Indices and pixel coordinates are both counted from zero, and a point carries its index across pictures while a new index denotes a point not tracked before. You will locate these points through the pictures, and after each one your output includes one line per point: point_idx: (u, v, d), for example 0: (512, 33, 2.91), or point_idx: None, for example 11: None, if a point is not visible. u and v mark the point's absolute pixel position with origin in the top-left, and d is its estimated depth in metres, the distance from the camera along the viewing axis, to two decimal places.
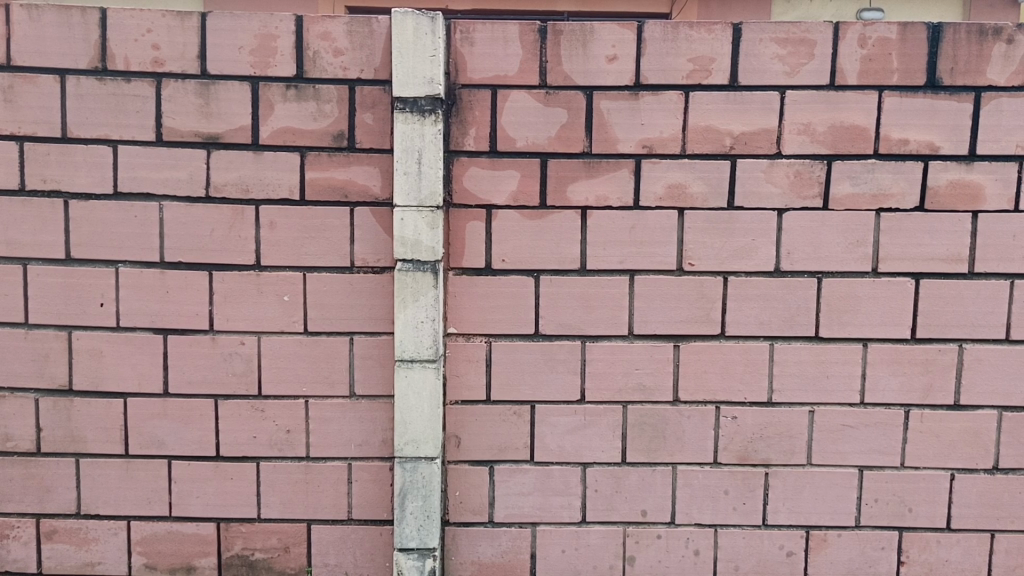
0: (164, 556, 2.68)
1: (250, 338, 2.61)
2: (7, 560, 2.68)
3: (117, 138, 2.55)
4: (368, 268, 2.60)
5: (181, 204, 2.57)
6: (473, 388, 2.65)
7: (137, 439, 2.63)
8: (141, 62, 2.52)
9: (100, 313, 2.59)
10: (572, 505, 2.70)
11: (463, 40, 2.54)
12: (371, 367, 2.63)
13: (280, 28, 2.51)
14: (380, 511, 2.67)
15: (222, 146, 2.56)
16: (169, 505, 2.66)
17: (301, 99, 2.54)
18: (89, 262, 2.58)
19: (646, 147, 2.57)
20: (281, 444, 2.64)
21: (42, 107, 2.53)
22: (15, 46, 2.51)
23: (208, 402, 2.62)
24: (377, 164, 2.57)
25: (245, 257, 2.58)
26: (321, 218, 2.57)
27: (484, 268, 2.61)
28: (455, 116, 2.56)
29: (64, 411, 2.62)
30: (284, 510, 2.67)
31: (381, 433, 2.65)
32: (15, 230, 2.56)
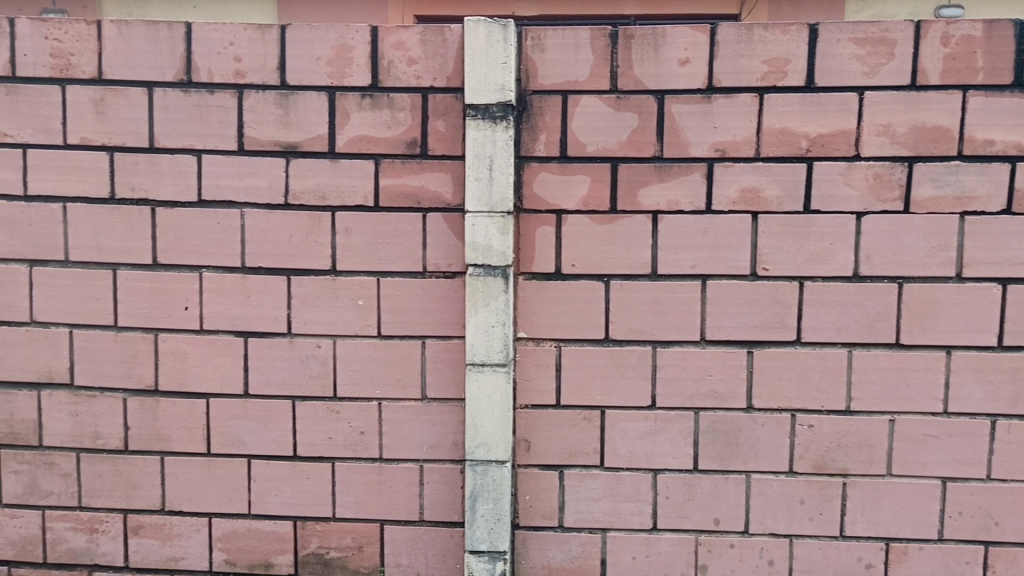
0: (244, 553, 2.75)
1: (326, 341, 2.67)
2: (96, 553, 2.78)
3: (201, 147, 2.64)
4: (440, 273, 2.64)
5: (261, 211, 2.65)
6: (543, 393, 2.66)
7: (219, 438, 2.72)
8: (224, 74, 2.62)
9: (185, 316, 2.69)
10: (643, 512, 2.67)
11: (534, 47, 2.55)
12: (442, 370, 2.66)
13: (356, 39, 2.58)
14: (451, 513, 2.70)
15: (300, 154, 2.63)
16: (248, 503, 2.74)
17: (376, 107, 2.60)
18: (175, 268, 2.68)
19: (719, 150, 2.54)
20: (356, 445, 2.69)
21: (131, 119, 2.64)
22: (106, 60, 2.63)
23: (285, 403, 2.69)
24: (449, 171, 2.60)
25: (321, 262, 2.65)
26: (395, 224, 2.62)
27: (554, 273, 2.62)
28: (525, 122, 2.58)
29: (151, 410, 2.72)
30: (358, 510, 2.72)
31: (453, 436, 2.68)
32: (107, 237, 2.68)
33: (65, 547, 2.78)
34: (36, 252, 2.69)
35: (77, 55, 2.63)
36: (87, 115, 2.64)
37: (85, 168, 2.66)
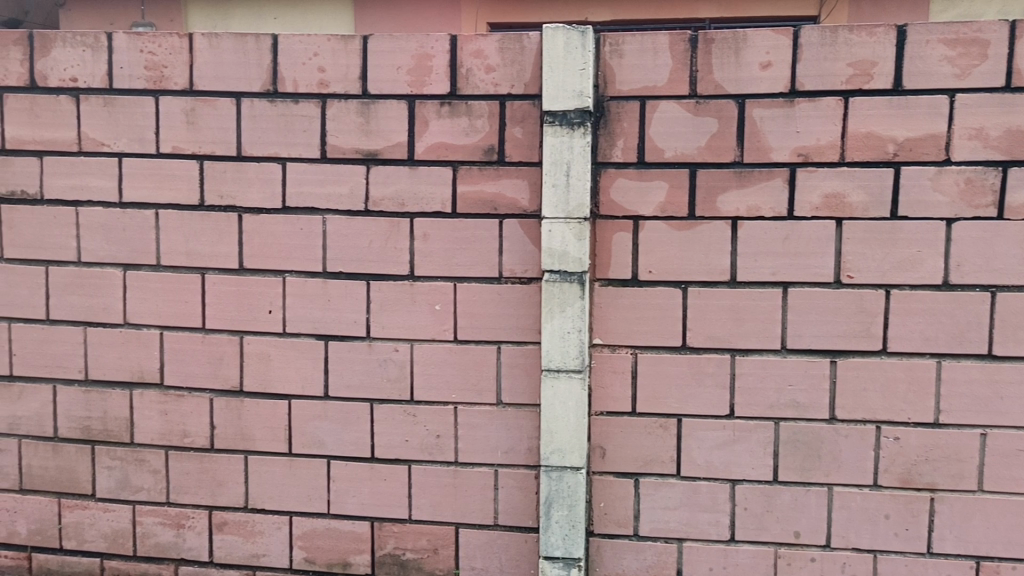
0: (323, 552, 2.81)
1: (404, 344, 2.71)
2: (183, 547, 2.87)
3: (286, 155, 2.72)
4: (516, 279, 2.65)
5: (342, 217, 2.71)
6: (619, 400, 2.64)
7: (300, 438, 2.79)
8: (308, 84, 2.69)
9: (268, 319, 2.77)
10: (720, 523, 2.63)
11: (612, 53, 2.56)
12: (518, 375, 2.67)
13: (436, 48, 2.62)
14: (526, 518, 2.71)
15: (380, 161, 2.68)
16: (327, 503, 2.79)
17: (454, 115, 2.63)
18: (260, 272, 2.76)
19: (802, 155, 2.49)
20: (432, 448, 2.72)
21: (220, 128, 2.73)
22: (197, 72, 2.73)
23: (364, 406, 2.75)
24: (525, 177, 2.62)
25: (399, 267, 2.70)
26: (472, 230, 2.65)
27: (630, 280, 2.61)
28: (603, 128, 2.58)
29: (235, 410, 2.80)
30: (433, 512, 2.74)
31: (528, 441, 2.69)
32: (196, 243, 2.78)
33: (154, 541, 2.88)
34: (131, 257, 2.81)
35: (169, 67, 2.74)
36: (179, 125, 2.74)
37: (176, 176, 2.76)
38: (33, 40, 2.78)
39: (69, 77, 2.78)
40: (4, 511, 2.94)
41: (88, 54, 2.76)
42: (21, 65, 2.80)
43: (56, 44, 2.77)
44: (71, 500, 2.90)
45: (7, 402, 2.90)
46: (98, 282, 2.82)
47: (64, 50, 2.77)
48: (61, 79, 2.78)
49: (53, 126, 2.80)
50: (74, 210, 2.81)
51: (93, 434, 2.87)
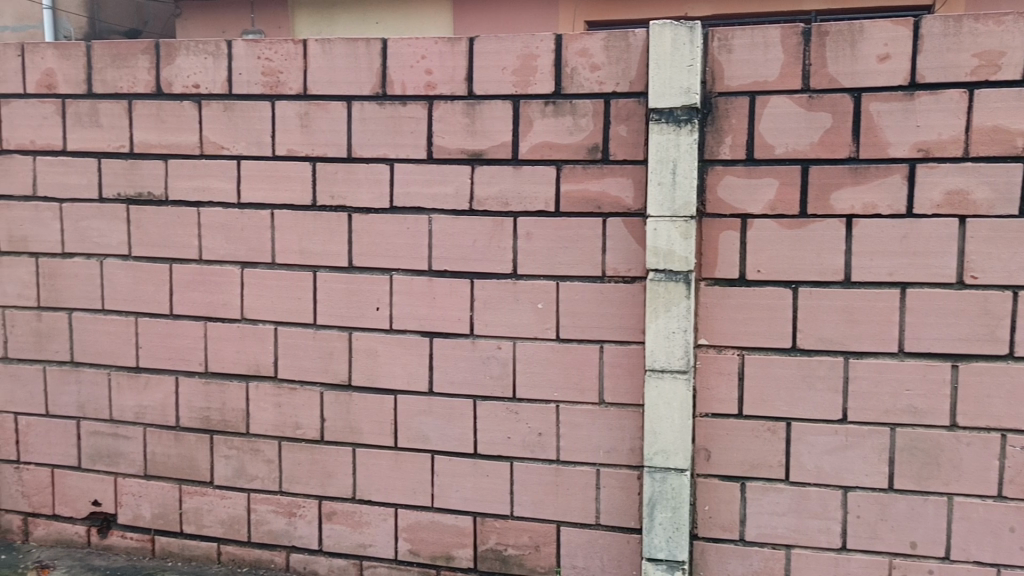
0: (427, 544, 2.86)
1: (507, 342, 2.74)
2: (294, 535, 2.97)
3: (394, 156, 2.78)
4: (619, 278, 2.64)
5: (447, 216, 2.75)
6: (725, 402, 2.60)
7: (405, 433, 2.85)
8: (415, 87, 2.74)
9: (376, 316, 2.84)
10: (831, 530, 2.55)
11: (721, 48, 2.51)
12: (620, 375, 2.66)
13: (541, 48, 2.63)
14: (628, 519, 2.69)
15: (485, 161, 2.72)
16: (431, 497, 2.85)
17: (559, 114, 2.63)
18: (368, 270, 2.84)
19: (922, 151, 2.40)
20: (534, 445, 2.74)
21: (332, 131, 2.82)
22: (310, 77, 2.82)
23: (467, 402, 2.79)
24: (630, 175, 2.60)
25: (503, 266, 2.72)
26: (575, 229, 2.65)
27: (738, 279, 2.55)
28: (710, 125, 2.54)
29: (344, 404, 2.89)
30: (536, 510, 2.76)
31: (630, 442, 2.67)
32: (308, 242, 2.88)
33: (267, 528, 2.99)
34: (248, 255, 2.93)
35: (285, 72, 2.84)
36: (293, 128, 2.85)
37: (290, 177, 2.87)
38: (159, 49, 2.93)
39: (191, 83, 2.92)
40: (130, 495, 3.11)
41: (209, 61, 2.89)
42: (147, 72, 2.95)
43: (181, 53, 2.91)
44: (191, 487, 3.05)
45: (133, 391, 3.07)
46: (217, 279, 2.96)
47: (187, 58, 2.91)
48: (185, 85, 2.93)
49: (177, 131, 2.95)
50: (196, 210, 2.95)
51: (211, 424, 3.01)
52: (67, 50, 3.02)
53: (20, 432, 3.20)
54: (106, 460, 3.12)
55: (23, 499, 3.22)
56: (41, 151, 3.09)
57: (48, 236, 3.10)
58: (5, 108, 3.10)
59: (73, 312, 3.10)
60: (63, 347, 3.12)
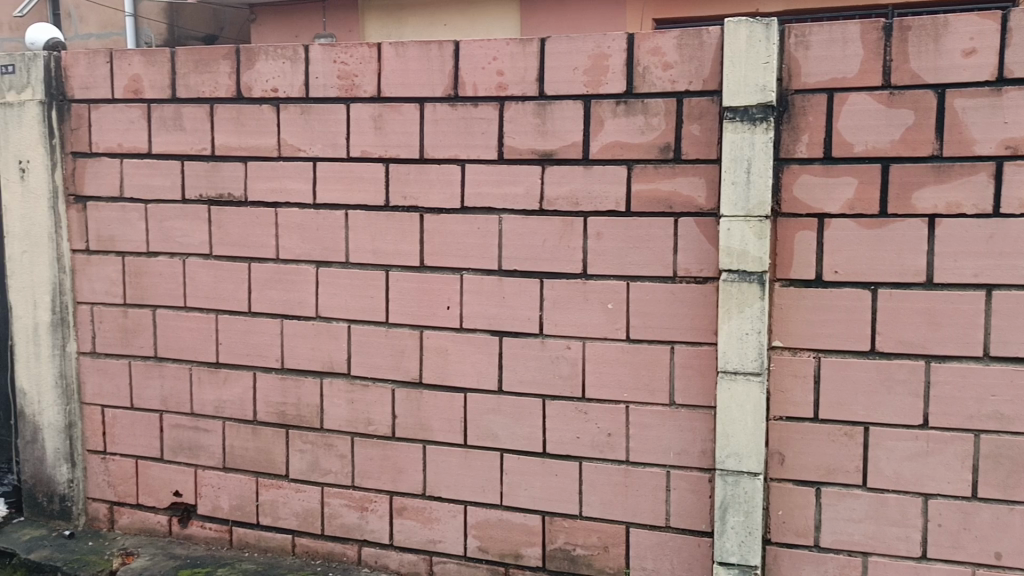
0: (496, 542, 2.88)
1: (576, 342, 2.74)
2: (366, 529, 3.03)
3: (465, 157, 2.81)
4: (691, 278, 2.61)
5: (517, 216, 2.77)
6: (800, 405, 2.55)
7: (475, 430, 2.88)
8: (487, 88, 2.77)
9: (447, 315, 2.87)
10: (911, 538, 2.48)
11: (798, 44, 2.47)
12: (691, 376, 2.63)
13: (613, 47, 2.63)
14: (699, 522, 2.66)
15: (555, 161, 2.72)
16: (500, 495, 2.87)
17: (630, 113, 2.62)
18: (440, 270, 2.88)
19: (1010, 148, 2.32)
20: (603, 446, 2.73)
21: (405, 132, 2.86)
22: (384, 79, 2.87)
23: (537, 401, 2.80)
24: (703, 175, 2.57)
25: (573, 266, 2.73)
26: (646, 229, 2.63)
27: (814, 280, 2.51)
28: (786, 122, 2.49)
29: (415, 401, 2.93)
30: (604, 510, 2.75)
31: (701, 444, 2.64)
32: (381, 241, 2.93)
33: (340, 522, 3.05)
34: (322, 254, 3.00)
35: (360, 75, 2.90)
36: (367, 130, 2.90)
37: (364, 178, 2.93)
38: (239, 55, 3.02)
39: (270, 87, 3.00)
40: (209, 487, 3.21)
41: (287, 65, 2.97)
42: (228, 77, 3.04)
43: (260, 58, 3.00)
44: (267, 480, 3.13)
45: (213, 386, 3.17)
46: (294, 278, 3.04)
47: (266, 63, 2.99)
48: (264, 89, 3.01)
49: (256, 134, 3.03)
50: (274, 210, 3.04)
51: (287, 419, 3.09)
52: (153, 57, 3.14)
53: (107, 424, 3.34)
54: (187, 452, 3.23)
55: (109, 488, 3.36)
56: (128, 154, 3.21)
57: (134, 236, 3.23)
58: (94, 113, 3.24)
59: (157, 309, 3.22)
60: (147, 343, 3.24)
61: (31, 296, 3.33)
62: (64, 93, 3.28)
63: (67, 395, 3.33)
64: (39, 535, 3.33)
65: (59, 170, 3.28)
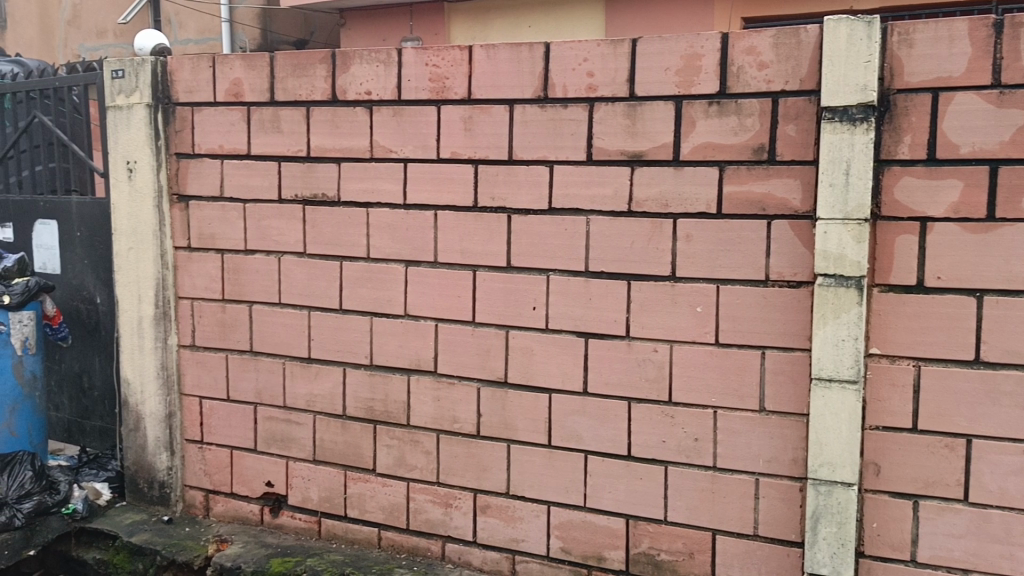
0: (579, 543, 2.88)
1: (663, 345, 2.71)
2: (450, 525, 3.07)
3: (554, 159, 2.82)
4: (784, 282, 2.55)
5: (605, 218, 2.76)
6: (897, 415, 2.46)
7: (560, 431, 2.88)
8: (577, 89, 2.77)
9: (533, 315, 2.89)
10: (1015, 557, 2.38)
11: (901, 43, 2.39)
12: (783, 383, 2.58)
13: (706, 47, 2.59)
14: (789, 532, 2.60)
15: (645, 162, 2.70)
16: (584, 496, 2.86)
17: (723, 114, 2.58)
18: (526, 271, 2.89)
19: None
20: (689, 451, 2.70)
21: (494, 134, 2.89)
22: (475, 81, 2.90)
23: (622, 404, 2.78)
24: (798, 177, 2.51)
25: (661, 268, 2.70)
26: (738, 231, 2.59)
27: (916, 286, 2.42)
28: (887, 123, 2.42)
29: (500, 401, 2.96)
30: (690, 516, 2.72)
31: (793, 452, 2.58)
32: (468, 242, 2.96)
33: (424, 517, 3.11)
34: (412, 254, 3.05)
35: (451, 78, 2.94)
36: (457, 131, 2.94)
37: (453, 179, 2.96)
38: (335, 59, 3.10)
39: (364, 90, 3.07)
40: (299, 478, 3.31)
41: (381, 69, 3.03)
42: (324, 81, 3.13)
43: (355, 62, 3.07)
44: (355, 473, 3.21)
45: (305, 381, 3.26)
46: (384, 277, 3.10)
47: (361, 67, 3.06)
48: (358, 92, 3.08)
49: (349, 136, 3.11)
50: (366, 211, 3.11)
51: (375, 415, 3.16)
52: (253, 61, 3.25)
53: (204, 415, 3.47)
54: (279, 444, 3.33)
55: (205, 477, 3.49)
56: (228, 155, 3.34)
57: (233, 234, 3.35)
58: (197, 116, 3.37)
59: (253, 305, 3.33)
60: (243, 337, 3.36)
61: (137, 290, 3.50)
62: (169, 96, 3.43)
63: (168, 385, 3.48)
64: (140, 520, 3.49)
65: (164, 170, 3.43)
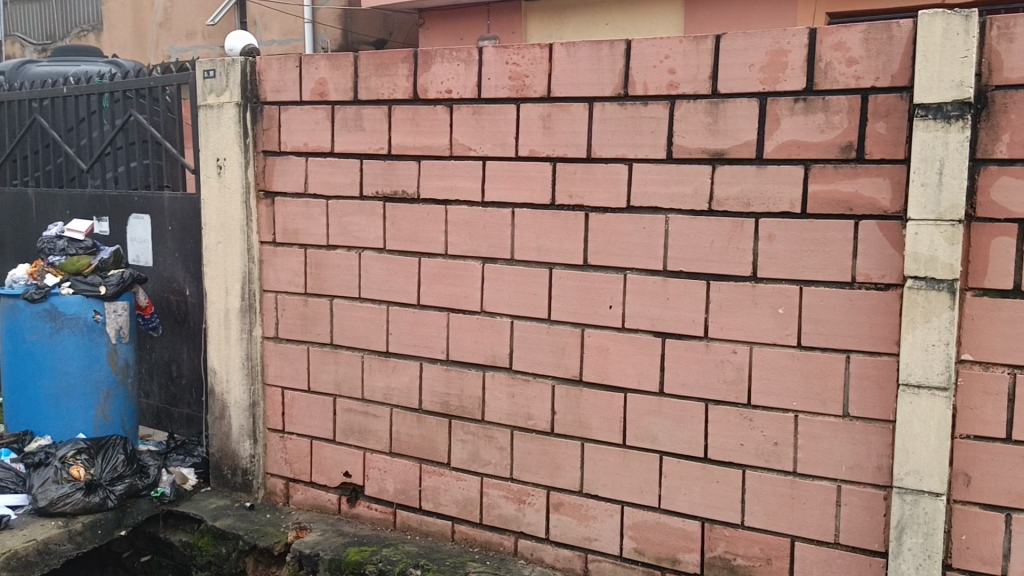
0: (653, 544, 2.86)
1: (743, 347, 2.67)
2: (523, 521, 3.08)
3: (632, 157, 2.80)
4: (871, 285, 2.48)
5: (685, 217, 2.73)
6: (990, 424, 2.37)
7: (635, 431, 2.86)
8: (658, 87, 2.74)
9: (609, 314, 2.88)
10: None
11: (1000, 37, 2.29)
12: (868, 388, 2.50)
13: (793, 43, 2.53)
14: (872, 541, 2.53)
15: (726, 161, 2.66)
16: (659, 497, 2.84)
17: (809, 112, 2.53)
18: (603, 269, 2.88)
19: None
20: (769, 455, 2.65)
21: (573, 132, 2.89)
22: (555, 79, 2.91)
23: (699, 406, 2.75)
24: (888, 176, 2.44)
25: (742, 269, 2.65)
26: (823, 232, 2.53)
27: (1012, 290, 2.32)
28: (984, 121, 2.32)
29: (575, 399, 2.96)
30: (768, 521, 2.67)
31: (877, 459, 2.51)
32: (545, 239, 2.97)
33: (498, 512, 3.13)
34: (489, 251, 3.08)
35: (531, 76, 2.95)
36: (536, 130, 2.95)
37: (532, 177, 2.97)
38: (417, 58, 3.15)
39: (445, 89, 3.11)
40: (376, 470, 3.37)
41: (462, 68, 3.06)
42: (406, 80, 3.18)
43: (437, 61, 3.11)
44: (430, 467, 3.25)
45: (383, 374, 3.32)
46: (461, 273, 3.13)
47: (442, 65, 3.10)
48: (439, 91, 3.12)
49: (430, 134, 3.15)
50: (445, 208, 3.15)
51: (450, 409, 3.20)
52: (337, 61, 3.32)
53: (286, 405, 3.57)
54: (357, 435, 3.41)
55: (286, 465, 3.59)
56: (313, 153, 3.42)
57: (316, 230, 3.43)
58: (284, 114, 3.47)
59: (334, 299, 3.41)
60: (324, 330, 3.44)
61: (225, 283, 3.63)
62: (258, 95, 3.54)
63: (252, 375, 3.60)
64: (223, 505, 3.61)
65: (251, 167, 3.55)
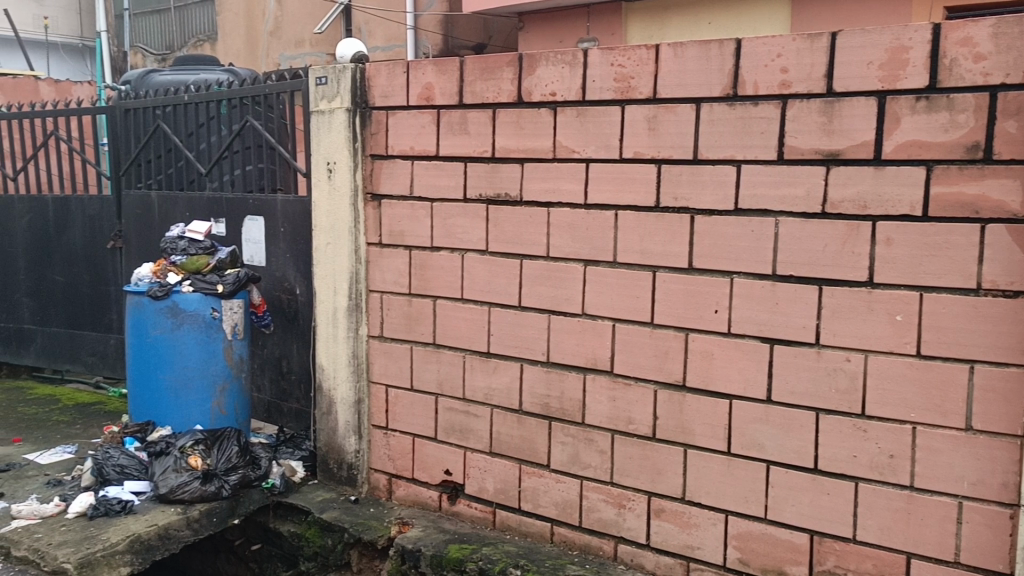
0: (757, 555, 2.79)
1: (857, 355, 2.57)
2: (623, 526, 3.06)
3: (741, 158, 2.74)
4: (998, 292, 2.36)
5: (796, 220, 2.66)
6: None
7: (740, 438, 2.80)
8: (769, 86, 2.68)
9: (714, 318, 2.83)
10: None
11: None
12: (993, 401, 2.37)
13: (914, 38, 2.43)
14: (995, 561, 2.40)
15: (841, 162, 2.57)
16: (765, 508, 2.77)
17: (932, 110, 2.42)
18: (709, 273, 2.83)
19: None
20: (884, 467, 2.55)
21: (679, 133, 2.85)
22: (661, 80, 2.88)
23: (809, 414, 2.67)
24: (1018, 177, 2.31)
25: (858, 273, 2.56)
26: (945, 236, 2.42)
27: None
28: None
29: (677, 404, 2.92)
30: (882, 536, 2.56)
31: (1002, 475, 2.37)
32: (649, 241, 2.94)
33: (597, 516, 3.12)
34: (591, 253, 3.07)
35: (637, 77, 2.93)
36: (641, 131, 2.92)
37: (636, 179, 2.95)
38: (523, 61, 3.17)
39: (549, 91, 3.12)
40: (477, 469, 3.41)
41: (567, 70, 3.07)
42: (511, 83, 3.21)
43: (542, 64, 3.12)
44: (530, 468, 3.27)
45: (484, 374, 3.36)
46: (563, 275, 3.14)
47: (547, 68, 3.11)
48: (543, 94, 3.13)
49: (534, 136, 3.17)
50: (548, 210, 3.16)
51: (550, 411, 3.21)
52: (443, 66, 3.39)
53: (390, 403, 3.66)
54: (458, 434, 3.46)
55: (389, 461, 3.68)
56: (419, 156, 3.50)
57: (421, 232, 3.51)
58: (391, 119, 3.56)
59: (437, 300, 3.47)
60: (427, 330, 3.51)
61: (333, 282, 3.75)
62: (367, 101, 3.64)
63: (358, 372, 3.70)
64: (329, 498, 3.73)
65: (360, 170, 3.65)
